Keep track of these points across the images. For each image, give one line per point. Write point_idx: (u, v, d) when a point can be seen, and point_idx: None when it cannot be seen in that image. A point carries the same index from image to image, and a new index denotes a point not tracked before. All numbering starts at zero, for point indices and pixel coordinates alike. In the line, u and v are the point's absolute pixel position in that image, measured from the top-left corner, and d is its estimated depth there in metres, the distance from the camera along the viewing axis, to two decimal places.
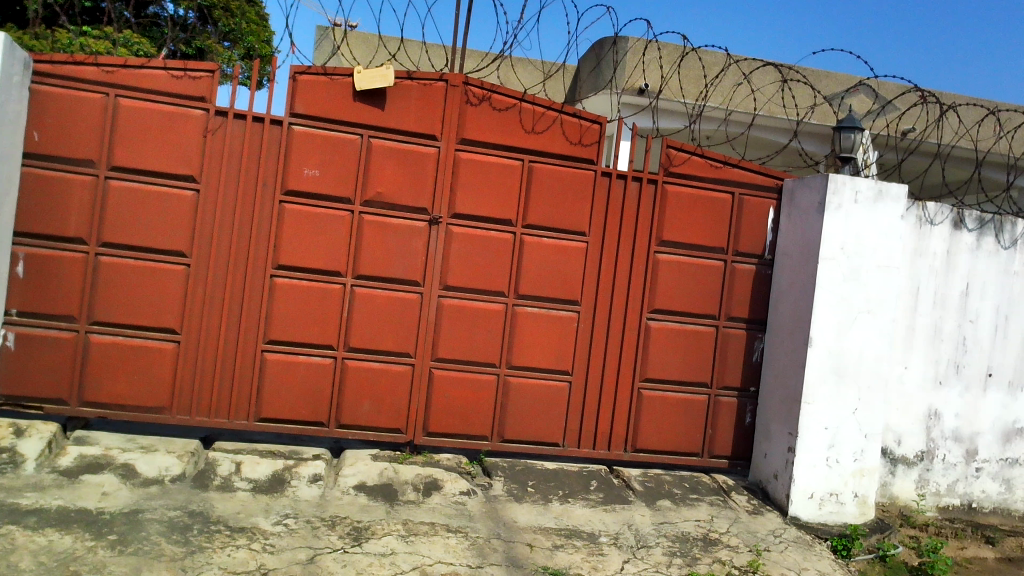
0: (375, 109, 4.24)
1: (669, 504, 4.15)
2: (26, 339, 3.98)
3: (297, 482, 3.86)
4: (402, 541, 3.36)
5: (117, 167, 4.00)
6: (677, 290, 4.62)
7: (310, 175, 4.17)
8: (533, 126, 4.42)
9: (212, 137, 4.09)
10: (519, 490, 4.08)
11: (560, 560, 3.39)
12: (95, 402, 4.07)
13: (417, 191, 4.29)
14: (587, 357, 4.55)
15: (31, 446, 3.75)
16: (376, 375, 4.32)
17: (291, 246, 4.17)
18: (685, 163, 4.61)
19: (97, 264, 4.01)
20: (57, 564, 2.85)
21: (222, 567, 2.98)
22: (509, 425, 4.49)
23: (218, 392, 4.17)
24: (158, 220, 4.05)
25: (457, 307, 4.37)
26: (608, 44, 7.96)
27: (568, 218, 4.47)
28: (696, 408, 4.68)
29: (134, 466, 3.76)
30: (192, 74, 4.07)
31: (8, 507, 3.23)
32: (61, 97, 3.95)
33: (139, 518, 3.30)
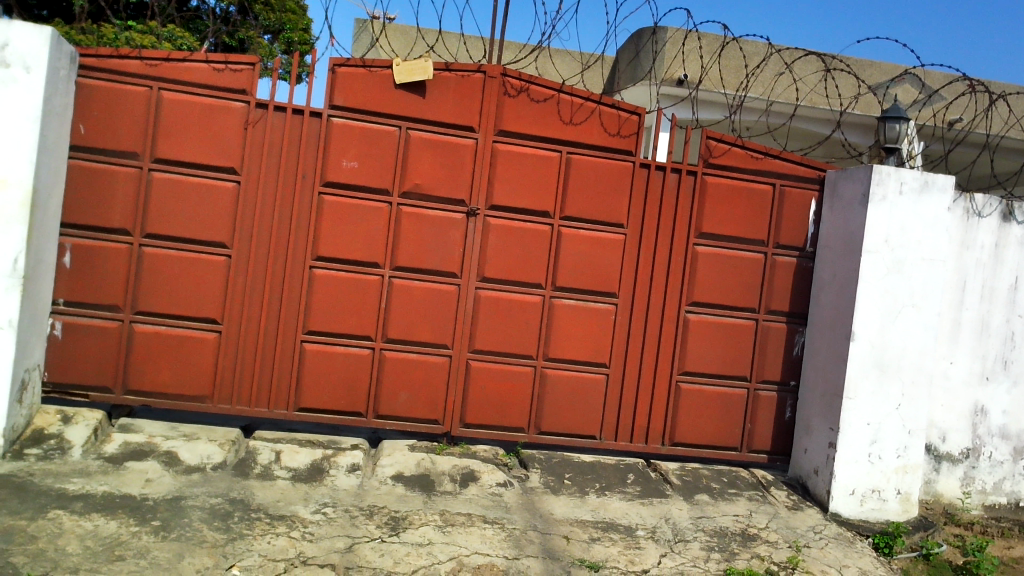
0: (413, 101, 4.25)
1: (707, 498, 4.12)
2: (72, 329, 4.05)
3: (336, 471, 3.90)
4: (439, 531, 3.38)
5: (160, 159, 4.06)
6: (716, 283, 4.57)
7: (349, 167, 4.20)
8: (571, 118, 4.40)
9: (253, 130, 4.14)
10: (556, 483, 4.08)
11: (597, 553, 3.38)
12: (139, 390, 4.14)
13: (454, 183, 4.30)
14: (624, 350, 4.53)
15: (78, 433, 3.83)
16: (413, 366, 4.34)
17: (330, 238, 4.20)
18: (725, 154, 4.56)
19: (141, 255, 4.08)
20: (103, 549, 2.91)
21: (262, 554, 3.02)
22: (546, 417, 4.48)
23: (258, 382, 4.22)
24: (199, 212, 4.11)
25: (494, 299, 4.37)
26: (647, 34, 7.90)
27: (606, 209, 4.44)
28: (735, 402, 4.63)
29: (176, 454, 3.82)
30: (233, 67, 4.11)
31: (56, 492, 3.30)
32: (106, 90, 4.01)
33: (181, 505, 3.35)
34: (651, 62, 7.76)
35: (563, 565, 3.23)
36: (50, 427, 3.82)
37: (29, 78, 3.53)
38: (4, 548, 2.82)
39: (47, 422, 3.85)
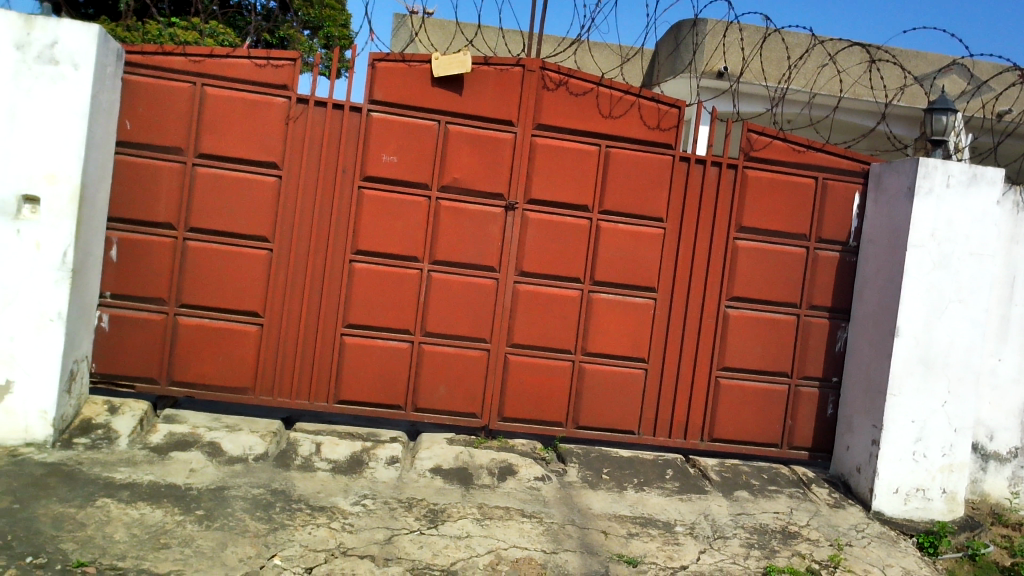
0: (452, 95, 4.26)
1: (747, 495, 4.09)
2: (118, 321, 4.13)
3: (375, 464, 3.93)
4: (477, 524, 3.39)
5: (204, 154, 4.12)
6: (757, 278, 4.52)
7: (389, 162, 4.22)
8: (610, 111, 4.37)
9: (294, 124, 4.18)
10: (594, 477, 4.07)
11: (635, 548, 3.37)
12: (183, 381, 4.21)
13: (492, 177, 4.30)
14: (663, 345, 4.50)
15: (124, 423, 3.90)
16: (451, 359, 4.36)
17: (370, 232, 4.23)
18: (767, 147, 4.50)
19: (185, 248, 4.15)
20: (149, 537, 2.97)
21: (303, 544, 3.06)
22: (584, 412, 4.48)
23: (299, 374, 4.27)
24: (242, 206, 4.16)
25: (532, 293, 4.37)
26: (687, 27, 7.83)
27: (645, 204, 4.42)
28: (776, 398, 4.58)
29: (219, 445, 3.88)
30: (275, 63, 4.15)
31: (103, 481, 3.38)
32: (151, 86, 4.07)
33: (224, 495, 3.41)
34: (691, 55, 7.70)
35: (601, 560, 3.23)
36: (97, 417, 3.91)
37: (78, 75, 3.60)
38: (54, 534, 2.90)
39: (95, 412, 3.94)
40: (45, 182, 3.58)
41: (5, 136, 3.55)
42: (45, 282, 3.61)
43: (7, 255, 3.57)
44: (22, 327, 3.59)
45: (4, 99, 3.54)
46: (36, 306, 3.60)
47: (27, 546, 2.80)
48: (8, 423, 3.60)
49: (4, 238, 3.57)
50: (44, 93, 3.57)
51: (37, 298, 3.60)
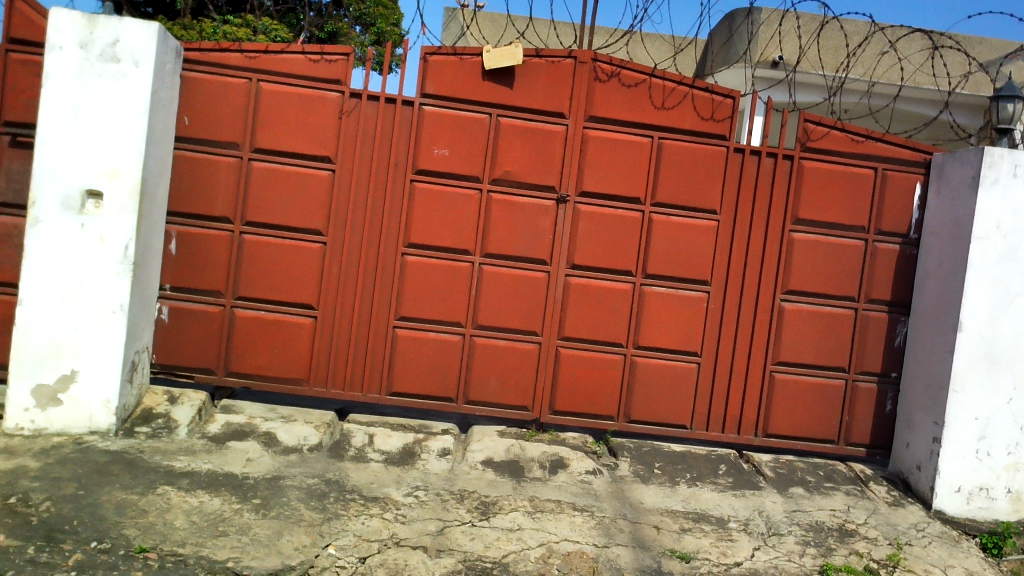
0: (504, 88, 4.25)
1: (802, 492, 4.02)
2: (177, 313, 4.22)
3: (427, 455, 3.96)
4: (529, 517, 3.40)
5: (259, 148, 4.19)
6: (814, 271, 4.44)
7: (440, 155, 4.24)
8: (663, 102, 4.32)
9: (347, 119, 4.22)
10: (646, 471, 4.05)
11: (688, 543, 3.34)
12: (240, 372, 4.29)
13: (544, 169, 4.29)
14: (717, 338, 4.45)
15: (183, 413, 4.00)
16: (503, 352, 4.37)
17: (422, 225, 4.26)
18: (824, 138, 4.41)
19: (242, 242, 4.22)
20: (207, 524, 3.03)
21: (357, 534, 3.09)
22: (636, 406, 4.44)
23: (352, 366, 4.32)
24: (296, 200, 4.22)
25: (584, 286, 4.35)
26: (741, 16, 7.71)
27: (698, 196, 4.37)
28: (833, 393, 4.49)
29: (275, 435, 3.94)
30: (328, 58, 4.20)
31: (164, 469, 3.46)
32: (208, 82, 4.15)
33: (280, 484, 3.47)
34: (746, 45, 7.59)
35: (653, 555, 3.20)
36: (158, 407, 4.00)
37: (138, 72, 3.67)
38: (118, 520, 2.97)
39: (155, 402, 4.04)
40: (109, 177, 3.67)
41: (70, 133, 3.65)
42: (107, 274, 3.70)
43: (73, 248, 3.67)
44: (87, 318, 3.69)
45: (69, 97, 3.64)
46: (100, 298, 3.70)
47: (92, 531, 2.88)
48: (74, 412, 3.71)
49: (70, 231, 3.67)
50: (106, 89, 3.65)
51: (100, 290, 3.69)
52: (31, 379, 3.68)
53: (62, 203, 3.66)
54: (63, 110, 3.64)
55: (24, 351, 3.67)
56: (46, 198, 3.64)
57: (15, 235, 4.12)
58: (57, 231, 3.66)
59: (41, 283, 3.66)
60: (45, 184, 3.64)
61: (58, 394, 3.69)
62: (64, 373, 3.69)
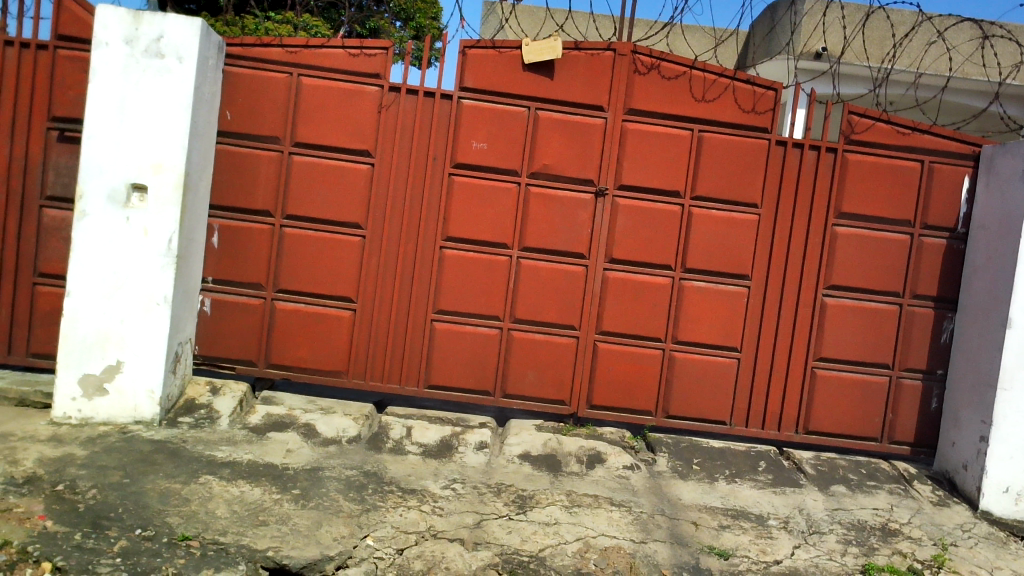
0: (542, 81, 4.23)
1: (844, 490, 3.96)
2: (219, 305, 4.28)
3: (464, 448, 3.97)
4: (566, 511, 3.39)
5: (300, 142, 4.22)
6: (857, 265, 4.36)
7: (479, 149, 4.24)
8: (703, 94, 4.27)
9: (386, 112, 4.24)
10: (684, 467, 4.02)
11: (727, 541, 3.30)
12: (280, 364, 4.34)
13: (583, 163, 4.26)
14: (757, 333, 4.40)
15: (225, 403, 4.05)
16: (540, 346, 4.36)
17: (460, 219, 4.27)
18: (869, 130, 4.33)
19: (283, 235, 4.26)
20: (248, 513, 3.07)
21: (394, 525, 3.11)
22: (675, 401, 4.41)
23: (390, 359, 4.34)
24: (336, 194, 4.25)
25: (622, 280, 4.33)
26: (784, 7, 7.62)
27: (739, 189, 4.31)
28: (876, 390, 4.42)
29: (314, 427, 3.98)
30: (368, 52, 4.21)
31: (206, 459, 3.51)
32: (249, 77, 4.19)
33: (319, 475, 3.50)
34: (789, 36, 7.49)
35: (692, 551, 3.18)
36: (200, 398, 4.06)
37: (182, 67, 3.72)
38: (161, 509, 3.02)
39: (198, 393, 4.10)
40: (153, 171, 3.73)
41: (116, 127, 3.71)
42: (152, 266, 3.76)
43: (118, 240, 3.73)
44: (132, 310, 3.76)
45: (115, 92, 3.69)
46: (144, 290, 3.76)
47: (137, 519, 2.93)
48: (119, 402, 3.78)
49: (115, 224, 3.73)
50: (151, 85, 3.71)
51: (145, 282, 3.76)
52: (78, 369, 3.75)
53: (108, 197, 3.72)
54: (109, 105, 3.70)
55: (71, 342, 3.74)
56: (92, 191, 3.70)
57: (63, 228, 4.22)
58: (103, 224, 3.72)
59: (87, 276, 3.73)
60: (91, 178, 3.71)
61: (104, 383, 3.77)
62: (110, 363, 3.76)
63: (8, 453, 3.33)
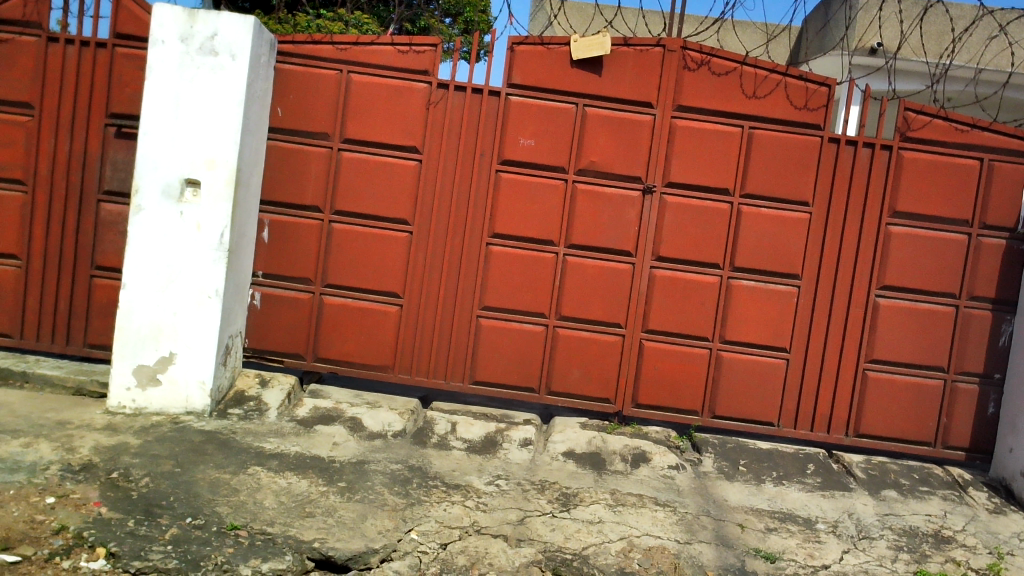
0: (590, 78, 4.21)
1: (895, 495, 3.88)
2: (269, 299, 4.34)
3: (509, 445, 3.97)
4: (609, 510, 3.37)
5: (349, 139, 4.26)
6: (912, 265, 4.26)
7: (526, 145, 4.24)
8: (754, 91, 4.21)
9: (434, 109, 4.25)
10: (731, 468, 3.97)
11: (773, 544, 3.26)
12: (328, 358, 4.39)
13: (631, 160, 4.24)
14: (807, 334, 4.33)
15: (274, 396, 4.12)
16: (586, 344, 4.35)
17: (507, 216, 4.27)
18: (926, 127, 4.22)
19: (331, 231, 4.31)
20: (295, 505, 3.11)
21: (439, 520, 3.13)
22: (721, 401, 4.36)
23: (436, 354, 4.37)
24: (384, 190, 4.29)
25: (669, 278, 4.29)
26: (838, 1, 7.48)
27: (790, 187, 4.24)
28: (930, 393, 4.32)
29: (360, 420, 4.03)
30: (417, 49, 4.23)
31: (255, 450, 3.57)
32: (301, 74, 4.24)
33: (365, 468, 3.54)
34: (844, 31, 7.36)
35: (737, 553, 3.14)
36: (249, 390, 4.13)
37: (235, 65, 3.78)
38: (211, 498, 3.08)
39: (247, 385, 4.17)
40: (206, 167, 3.79)
41: (171, 123, 3.79)
42: (204, 260, 3.83)
43: (172, 234, 3.81)
44: (185, 303, 3.83)
45: (171, 89, 3.77)
46: (197, 284, 3.83)
47: (187, 507, 2.99)
48: (171, 392, 3.86)
49: (170, 219, 3.81)
50: (205, 82, 3.77)
51: (197, 275, 3.83)
52: (132, 360, 3.84)
53: (163, 191, 3.80)
54: (165, 102, 3.78)
55: (125, 334, 3.84)
56: (148, 186, 3.79)
57: (120, 223, 4.31)
58: (158, 218, 3.81)
59: (141, 269, 3.81)
60: (147, 173, 3.79)
61: (157, 374, 3.85)
62: (163, 355, 3.85)
63: (65, 441, 3.43)
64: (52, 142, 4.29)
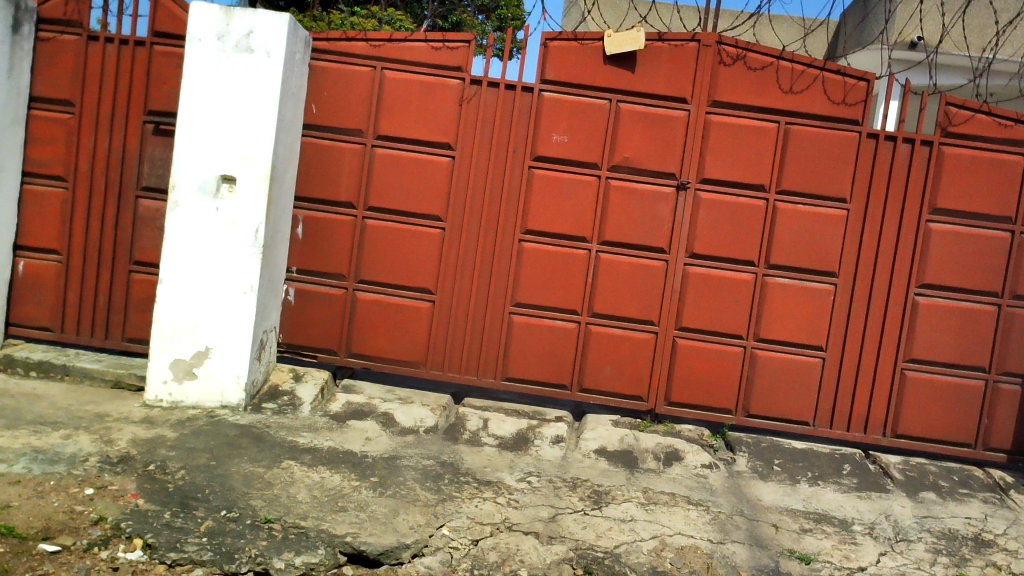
0: (624, 73, 4.19)
1: (934, 497, 3.81)
2: (303, 294, 4.38)
3: (540, 442, 3.96)
4: (641, 508, 3.35)
5: (383, 136, 4.28)
6: (952, 263, 4.18)
7: (559, 141, 4.22)
8: (791, 86, 4.16)
9: (467, 105, 4.25)
10: (765, 468, 3.93)
11: (808, 544, 3.22)
12: (361, 353, 4.41)
13: (665, 156, 4.20)
14: (844, 332, 4.26)
15: (307, 391, 4.15)
16: (618, 341, 4.33)
17: (539, 213, 4.26)
18: (967, 122, 4.14)
19: (364, 227, 4.33)
20: (328, 499, 3.13)
21: (470, 516, 3.13)
22: (755, 399, 4.32)
23: (468, 350, 4.37)
24: (417, 186, 4.30)
25: (703, 275, 4.25)
26: None
27: (827, 183, 4.18)
28: (970, 394, 4.24)
29: (393, 416, 4.04)
30: (450, 45, 4.23)
31: (289, 444, 3.60)
32: (335, 71, 4.26)
33: (397, 464, 3.55)
34: (884, 25, 7.25)
35: (771, 554, 3.10)
36: (284, 384, 4.17)
37: (270, 62, 3.80)
38: (246, 491, 3.11)
39: (281, 379, 4.21)
40: (241, 163, 3.82)
41: (207, 120, 3.82)
42: (239, 256, 3.86)
43: (208, 230, 3.85)
44: (220, 298, 3.87)
45: (207, 86, 3.81)
46: (233, 279, 3.87)
47: (222, 500, 3.03)
48: (207, 386, 3.91)
49: (206, 214, 3.85)
50: (240, 79, 3.80)
51: (233, 271, 3.86)
52: (169, 354, 3.90)
53: (199, 188, 3.84)
54: (201, 99, 3.82)
55: (163, 328, 3.90)
56: (184, 182, 3.83)
57: (157, 219, 4.37)
58: (194, 214, 3.85)
59: (178, 264, 3.86)
60: (184, 169, 3.84)
61: (193, 368, 3.90)
62: (198, 349, 3.89)
63: (104, 433, 3.48)
64: (92, 139, 4.36)
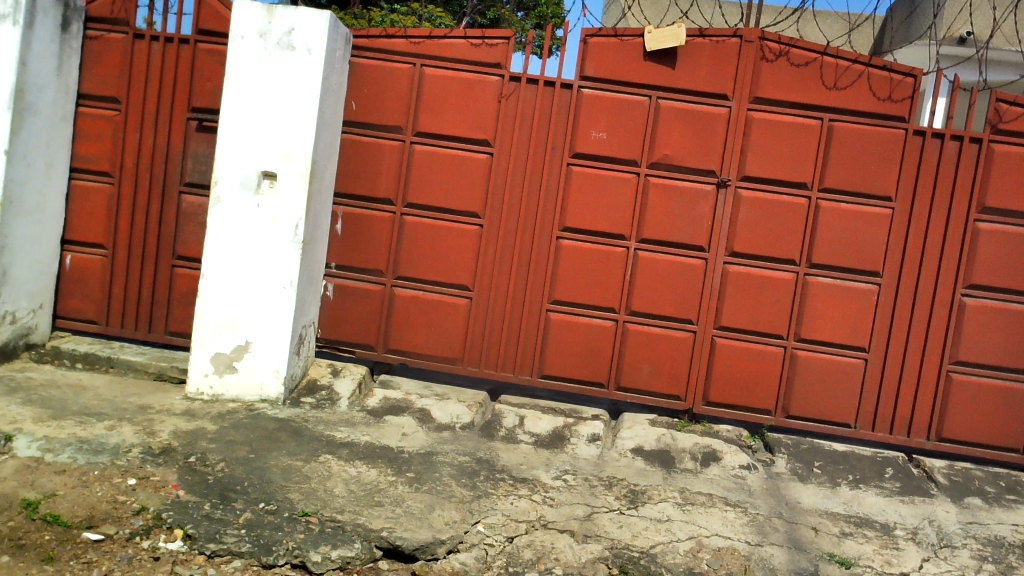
0: (664, 70, 4.15)
1: (980, 503, 3.72)
2: (342, 290, 4.41)
3: (576, 440, 3.95)
4: (678, 509, 3.32)
5: (422, 132, 4.29)
6: (1001, 264, 4.08)
7: (598, 138, 4.20)
8: (835, 82, 4.09)
9: (506, 101, 4.24)
10: (804, 470, 3.87)
11: (849, 549, 3.16)
12: (398, 349, 4.43)
13: (705, 153, 4.16)
14: (887, 333, 4.18)
15: (345, 386, 4.18)
16: (656, 340, 4.29)
17: (577, 210, 4.24)
18: (1019, 119, 4.06)
19: (403, 223, 4.35)
20: (364, 493, 3.15)
21: (505, 513, 3.13)
22: (795, 400, 4.25)
23: (504, 347, 4.37)
24: (456, 183, 4.30)
25: (743, 274, 4.20)
26: None
27: (872, 181, 4.10)
28: (1018, 398, 4.14)
29: (429, 412, 4.06)
30: (489, 41, 4.24)
31: (326, 439, 3.63)
32: (374, 68, 4.28)
33: (433, 460, 3.56)
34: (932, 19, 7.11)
35: (810, 557, 3.06)
36: (322, 379, 4.21)
37: (311, 59, 3.83)
38: (284, 484, 3.14)
39: (320, 374, 4.24)
40: (282, 160, 3.86)
41: (249, 116, 3.86)
42: (279, 251, 3.90)
43: (249, 226, 3.89)
44: (260, 292, 3.91)
45: (249, 84, 3.85)
46: (273, 274, 3.91)
47: (260, 493, 3.06)
48: (247, 379, 3.95)
49: (247, 210, 3.89)
50: (282, 76, 3.84)
51: (273, 266, 3.90)
52: (210, 348, 3.95)
53: (241, 183, 3.88)
54: (243, 96, 3.86)
55: (204, 322, 3.95)
56: (226, 178, 3.88)
57: (200, 214, 4.44)
58: (235, 209, 3.89)
59: (220, 260, 3.91)
60: (226, 165, 3.88)
61: (233, 362, 3.95)
62: (239, 343, 3.94)
63: (146, 424, 3.54)
64: (137, 135, 4.43)
